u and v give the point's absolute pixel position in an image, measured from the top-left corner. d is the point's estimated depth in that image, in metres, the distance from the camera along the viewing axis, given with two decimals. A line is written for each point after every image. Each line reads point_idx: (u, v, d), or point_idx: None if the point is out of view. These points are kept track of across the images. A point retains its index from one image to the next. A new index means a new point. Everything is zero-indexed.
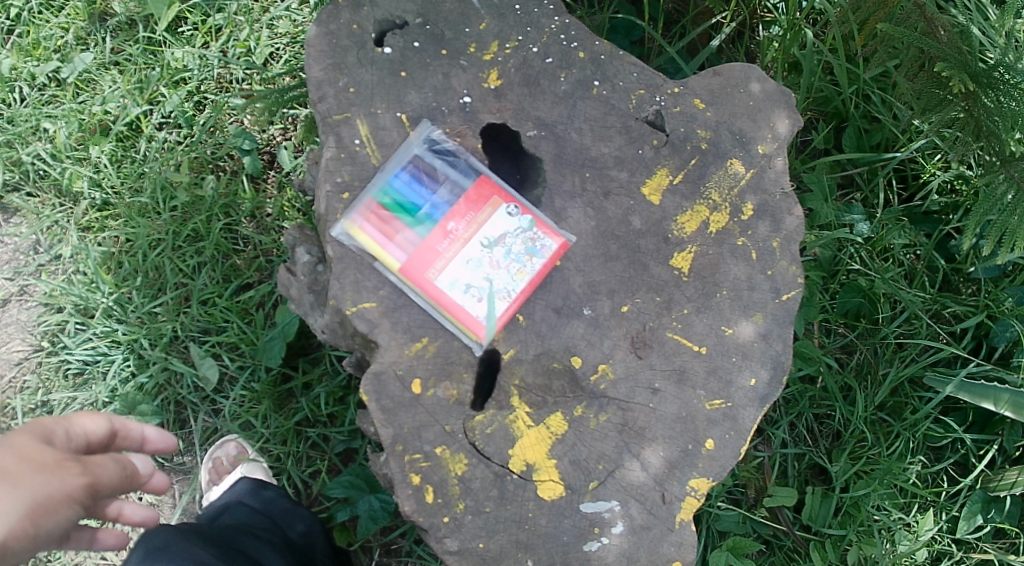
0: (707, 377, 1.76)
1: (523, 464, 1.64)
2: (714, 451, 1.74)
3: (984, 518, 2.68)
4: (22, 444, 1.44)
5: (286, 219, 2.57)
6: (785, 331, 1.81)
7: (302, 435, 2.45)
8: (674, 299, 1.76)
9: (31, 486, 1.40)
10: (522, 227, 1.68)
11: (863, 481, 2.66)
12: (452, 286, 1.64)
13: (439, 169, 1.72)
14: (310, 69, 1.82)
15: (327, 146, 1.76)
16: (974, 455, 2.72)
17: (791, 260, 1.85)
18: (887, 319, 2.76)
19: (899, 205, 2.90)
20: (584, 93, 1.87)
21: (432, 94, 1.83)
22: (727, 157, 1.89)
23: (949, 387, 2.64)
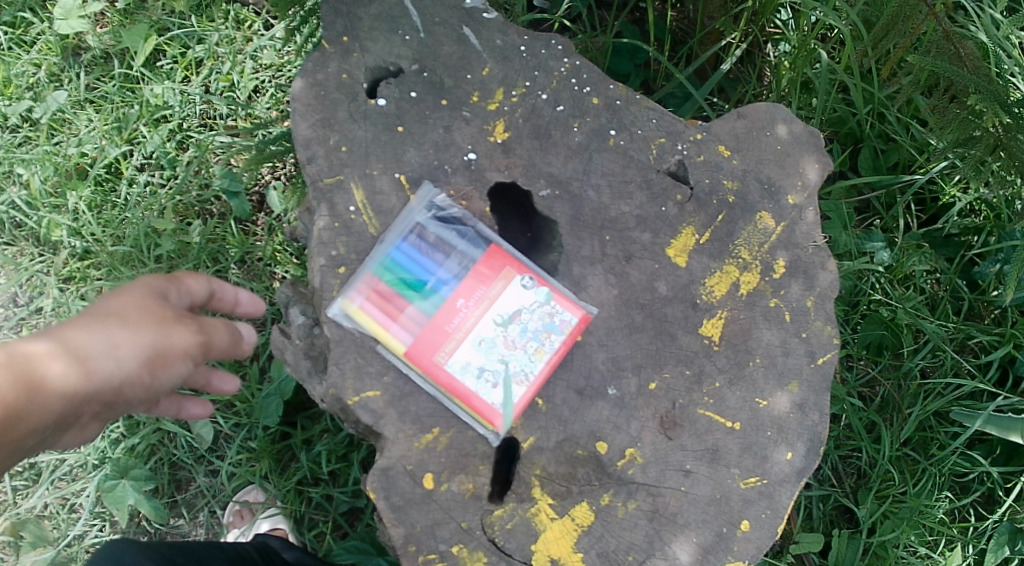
0: (741, 455, 1.63)
1: (547, 560, 1.51)
2: (749, 532, 1.61)
3: (1012, 551, 2.42)
4: (142, 299, 1.58)
5: (278, 264, 2.37)
6: (823, 399, 1.68)
7: (303, 495, 2.30)
8: (705, 372, 1.63)
9: (151, 338, 1.54)
10: (539, 301, 1.56)
11: (890, 522, 2.44)
12: (463, 370, 1.52)
13: (446, 238, 1.60)
14: (297, 126, 1.67)
15: (320, 216, 1.62)
16: (1001, 487, 2.48)
17: (826, 321, 1.70)
18: (911, 350, 2.52)
19: (918, 230, 2.64)
20: (600, 145, 1.73)
21: (433, 151, 1.69)
22: (756, 210, 1.74)
23: (978, 420, 2.37)
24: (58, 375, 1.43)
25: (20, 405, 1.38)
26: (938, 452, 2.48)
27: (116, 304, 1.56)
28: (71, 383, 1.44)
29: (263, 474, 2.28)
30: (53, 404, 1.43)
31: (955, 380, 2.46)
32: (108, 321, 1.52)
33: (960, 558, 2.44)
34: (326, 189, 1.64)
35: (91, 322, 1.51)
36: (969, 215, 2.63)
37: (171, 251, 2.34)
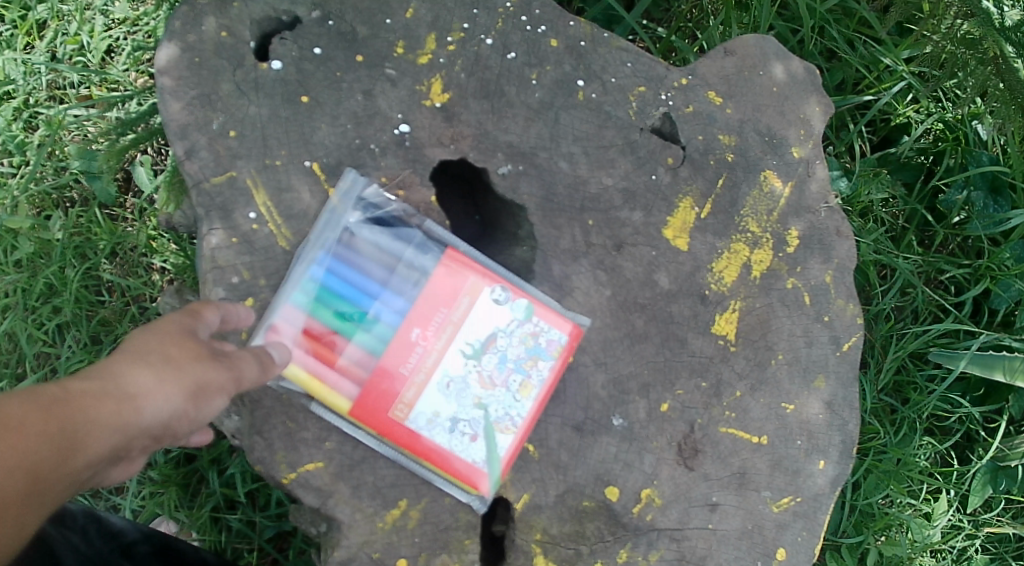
0: (772, 474, 1.34)
1: None
2: (786, 562, 1.33)
3: (995, 491, 1.95)
4: (170, 322, 1.10)
5: (155, 254, 1.86)
6: (854, 394, 1.38)
7: (220, 523, 1.81)
8: (723, 380, 1.33)
9: (191, 375, 1.05)
10: (518, 321, 1.25)
11: (875, 474, 1.90)
12: (431, 423, 1.23)
13: (389, 247, 1.26)
14: (167, 108, 1.29)
15: (211, 229, 1.29)
16: (981, 427, 1.97)
17: (848, 297, 1.40)
18: (878, 288, 1.95)
19: (872, 155, 2.04)
20: (567, 100, 1.36)
21: (351, 125, 1.32)
22: (759, 168, 1.40)
23: (962, 361, 1.87)
24: (90, 427, 0.94)
25: (41, 471, 0.90)
26: (918, 398, 1.93)
27: (142, 330, 1.07)
28: (104, 439, 0.95)
29: (172, 504, 1.79)
30: (78, 469, 0.94)
31: (929, 328, 1.92)
32: (136, 352, 1.03)
33: (947, 507, 1.94)
34: (217, 193, 1.29)
35: (115, 355, 1.03)
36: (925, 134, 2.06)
37: (30, 254, 1.81)
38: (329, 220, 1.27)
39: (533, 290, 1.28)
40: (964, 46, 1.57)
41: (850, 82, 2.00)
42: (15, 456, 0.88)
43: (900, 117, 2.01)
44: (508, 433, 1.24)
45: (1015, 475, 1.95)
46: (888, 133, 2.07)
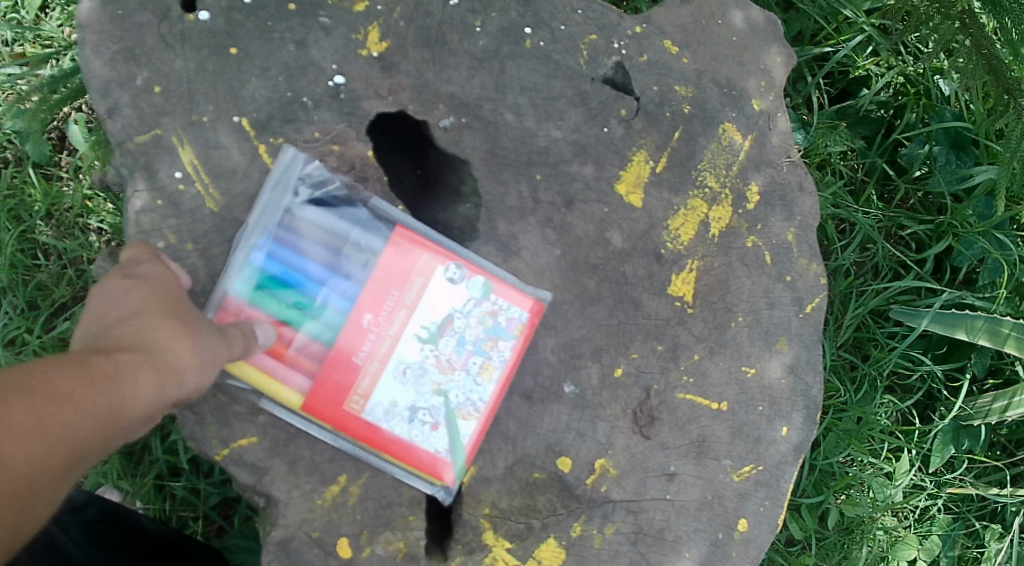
0: (732, 441, 1.27)
1: None
2: (749, 533, 1.27)
3: (958, 451, 1.94)
4: (166, 286, 1.09)
5: (91, 215, 1.75)
6: (818, 357, 1.32)
7: (164, 492, 1.73)
8: (680, 344, 1.26)
9: (207, 345, 1.06)
10: (474, 300, 1.19)
11: (834, 435, 1.89)
12: (389, 413, 1.17)
13: (335, 228, 1.19)
14: (88, 65, 1.19)
15: (134, 191, 1.19)
16: (944, 386, 1.96)
17: (812, 256, 1.33)
18: (837, 242, 1.93)
19: (830, 108, 2.00)
20: (514, 48, 1.26)
21: (283, 78, 1.21)
22: (718, 121, 1.33)
23: (925, 319, 1.85)
24: (126, 402, 0.96)
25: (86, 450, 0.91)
26: (878, 355, 1.92)
27: (144, 294, 1.06)
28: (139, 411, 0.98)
29: (115, 473, 1.71)
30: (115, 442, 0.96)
31: (889, 284, 1.91)
32: (148, 320, 1.03)
33: (908, 466, 1.92)
34: (141, 153, 1.20)
35: (126, 323, 1.02)
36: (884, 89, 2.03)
37: None
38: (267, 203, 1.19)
39: (490, 265, 1.22)
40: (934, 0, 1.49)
41: (808, 33, 1.94)
42: (62, 430, 0.89)
43: (859, 70, 1.98)
44: (472, 420, 1.18)
45: (977, 434, 1.95)
46: (847, 85, 2.03)
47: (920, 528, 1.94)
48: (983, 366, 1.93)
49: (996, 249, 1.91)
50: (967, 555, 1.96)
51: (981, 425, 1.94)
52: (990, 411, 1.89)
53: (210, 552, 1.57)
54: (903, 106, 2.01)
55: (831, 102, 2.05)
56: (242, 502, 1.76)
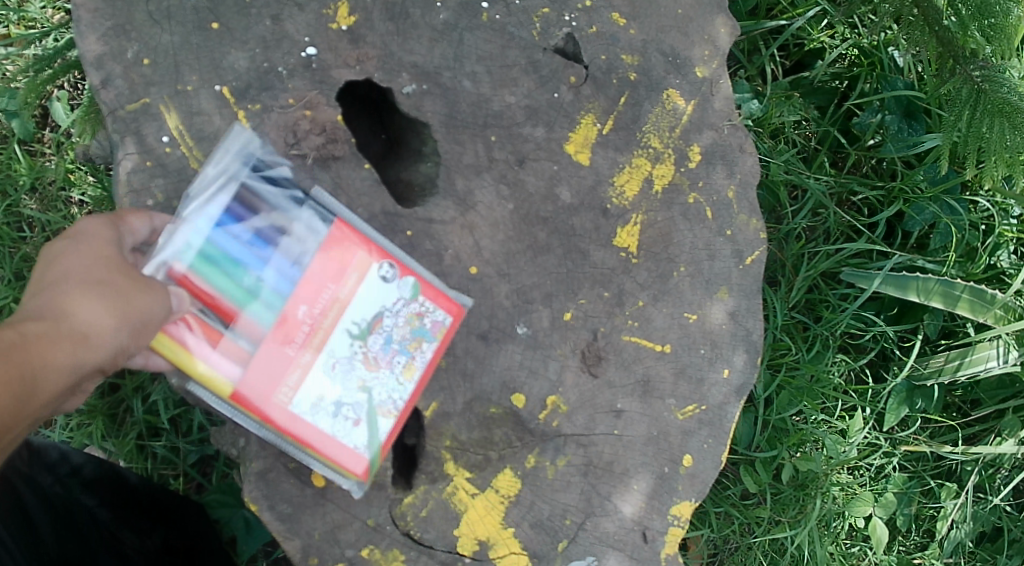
0: (676, 381, 1.39)
1: (475, 543, 1.30)
2: (693, 468, 1.39)
3: (911, 411, 2.08)
4: (104, 244, 1.14)
5: (73, 187, 1.87)
6: (757, 303, 1.44)
7: (146, 451, 1.87)
8: (626, 290, 1.37)
9: (135, 307, 1.10)
10: (404, 300, 1.25)
11: (787, 393, 2.01)
12: (314, 407, 1.21)
13: (281, 207, 1.24)
14: (82, 40, 1.29)
15: (125, 153, 1.29)
16: (896, 346, 2.09)
17: (751, 212, 1.45)
18: (789, 208, 2.04)
19: (786, 78, 2.12)
20: (472, 21, 1.37)
21: (261, 50, 1.32)
22: (662, 87, 1.45)
23: (875, 281, 2.00)
24: (44, 367, 1.01)
25: (11, 415, 0.97)
26: (830, 315, 2.04)
27: (73, 257, 1.11)
28: (59, 373, 1.02)
29: (99, 435, 1.85)
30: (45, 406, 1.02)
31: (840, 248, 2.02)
32: (79, 282, 1.09)
33: (862, 425, 2.05)
34: (131, 119, 1.30)
35: (49, 291, 1.07)
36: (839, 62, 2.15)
37: None
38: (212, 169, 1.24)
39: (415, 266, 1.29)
40: None
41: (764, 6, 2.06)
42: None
43: (814, 42, 2.10)
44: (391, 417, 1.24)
45: (930, 395, 2.08)
46: (801, 58, 2.15)
47: (877, 486, 2.07)
48: (934, 329, 2.05)
49: (945, 216, 2.04)
50: (924, 513, 2.10)
51: (934, 385, 2.07)
52: (941, 371, 2.04)
53: (197, 510, 1.67)
54: (857, 77, 2.13)
55: (786, 72, 2.17)
56: (219, 459, 1.88)
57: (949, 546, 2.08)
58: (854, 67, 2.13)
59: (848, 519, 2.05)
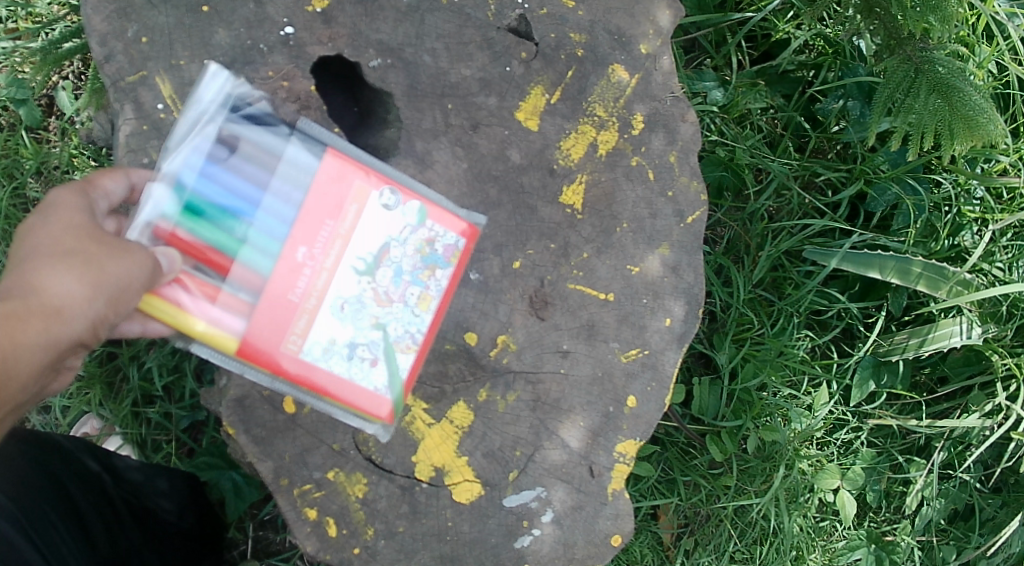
0: (619, 326, 1.53)
1: (431, 470, 1.45)
2: (637, 408, 1.53)
3: (878, 386, 2.22)
4: (75, 215, 1.28)
5: (75, 169, 2.16)
6: (696, 258, 1.58)
7: (140, 417, 2.19)
8: (571, 243, 1.52)
9: (104, 267, 1.22)
10: (411, 227, 1.40)
11: (751, 366, 2.16)
12: (327, 351, 1.35)
13: (270, 150, 1.37)
14: (89, 20, 1.46)
15: (124, 119, 1.46)
16: (860, 323, 2.23)
17: (691, 175, 1.59)
18: (753, 189, 2.20)
19: (752, 68, 2.28)
20: (432, 4, 1.52)
21: (245, 29, 1.48)
22: (608, 63, 1.59)
23: (835, 258, 2.14)
24: (20, 342, 1.14)
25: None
26: (793, 293, 2.19)
27: (48, 232, 1.24)
28: (35, 345, 1.16)
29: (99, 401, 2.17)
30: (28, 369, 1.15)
31: (803, 227, 2.17)
32: (52, 255, 1.21)
33: (829, 399, 2.19)
34: (131, 90, 1.46)
35: (27, 264, 1.20)
36: (805, 51, 2.29)
37: None
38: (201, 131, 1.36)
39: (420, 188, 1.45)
40: None
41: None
42: None
43: (779, 33, 2.25)
44: (409, 353, 1.40)
45: (896, 370, 2.22)
46: (769, 48, 2.30)
47: (844, 461, 2.21)
48: (899, 306, 2.19)
49: (905, 195, 2.18)
50: (893, 490, 2.25)
51: (899, 361, 2.22)
52: (905, 346, 2.19)
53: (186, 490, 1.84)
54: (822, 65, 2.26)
55: (754, 61, 2.33)
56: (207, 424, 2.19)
57: (922, 523, 2.22)
58: (818, 57, 2.28)
59: (818, 493, 2.19)
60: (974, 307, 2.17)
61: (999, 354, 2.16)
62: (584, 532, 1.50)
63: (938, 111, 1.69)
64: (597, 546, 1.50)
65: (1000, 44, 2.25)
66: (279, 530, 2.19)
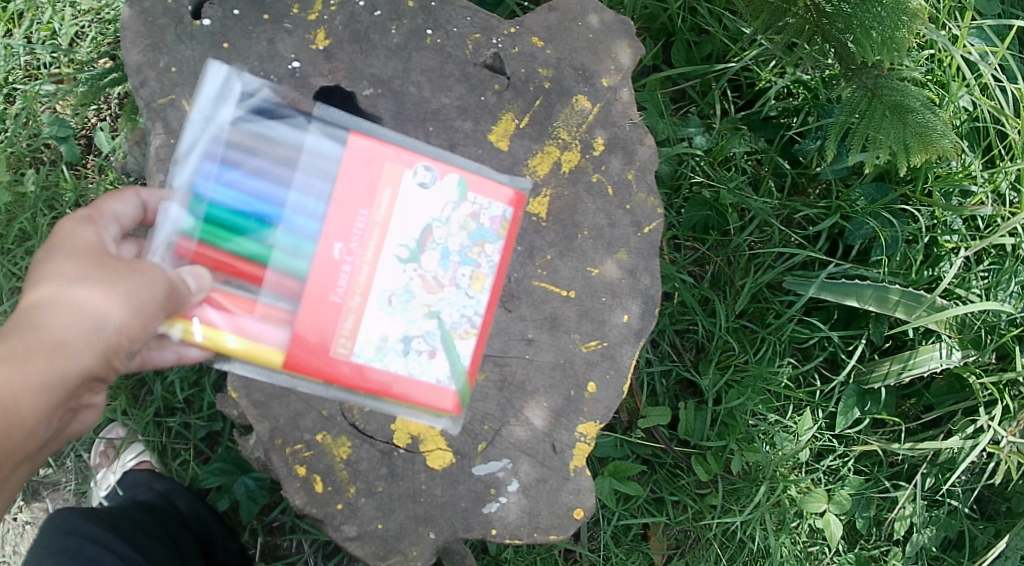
0: (580, 320, 1.87)
1: (408, 438, 1.83)
2: (596, 393, 1.87)
3: (861, 411, 2.86)
4: (89, 247, 1.63)
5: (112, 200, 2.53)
6: (651, 263, 1.89)
7: (162, 427, 2.53)
8: (536, 247, 1.86)
9: (94, 307, 1.54)
10: (457, 202, 1.76)
11: (735, 391, 2.80)
12: (382, 348, 1.73)
13: (289, 154, 1.73)
14: (128, 52, 1.80)
15: (156, 135, 1.80)
16: (843, 351, 2.87)
17: (647, 192, 1.90)
18: (738, 227, 2.83)
19: (737, 114, 2.93)
20: (418, 44, 1.84)
21: (259, 63, 1.82)
22: (572, 94, 1.89)
23: (813, 288, 2.76)
24: (47, 364, 1.52)
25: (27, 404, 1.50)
26: (777, 322, 2.82)
27: (69, 261, 1.59)
28: (61, 364, 1.53)
29: (123, 410, 2.52)
30: (42, 406, 1.52)
31: (788, 257, 2.77)
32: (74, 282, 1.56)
33: (812, 424, 2.83)
34: (162, 110, 1.81)
35: (53, 290, 1.55)
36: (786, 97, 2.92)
37: (8, 203, 2.49)
38: (211, 137, 1.73)
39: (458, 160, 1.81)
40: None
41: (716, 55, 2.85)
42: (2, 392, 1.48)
43: (763, 83, 2.88)
44: (468, 337, 1.77)
45: (877, 399, 2.86)
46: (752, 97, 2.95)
47: (833, 485, 2.86)
48: (879, 335, 2.82)
49: (877, 226, 2.82)
50: (882, 515, 2.89)
51: (881, 389, 2.85)
52: (886, 374, 2.83)
53: (225, 536, 2.42)
54: (803, 110, 2.89)
55: (739, 108, 2.98)
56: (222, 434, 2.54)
57: (915, 547, 2.84)
58: (793, 105, 2.90)
59: (807, 520, 2.83)
60: (953, 334, 2.79)
61: (975, 375, 2.79)
62: (548, 503, 1.86)
63: (890, 130, 2.09)
64: (561, 515, 1.86)
65: (967, 80, 2.78)
66: (286, 535, 2.57)
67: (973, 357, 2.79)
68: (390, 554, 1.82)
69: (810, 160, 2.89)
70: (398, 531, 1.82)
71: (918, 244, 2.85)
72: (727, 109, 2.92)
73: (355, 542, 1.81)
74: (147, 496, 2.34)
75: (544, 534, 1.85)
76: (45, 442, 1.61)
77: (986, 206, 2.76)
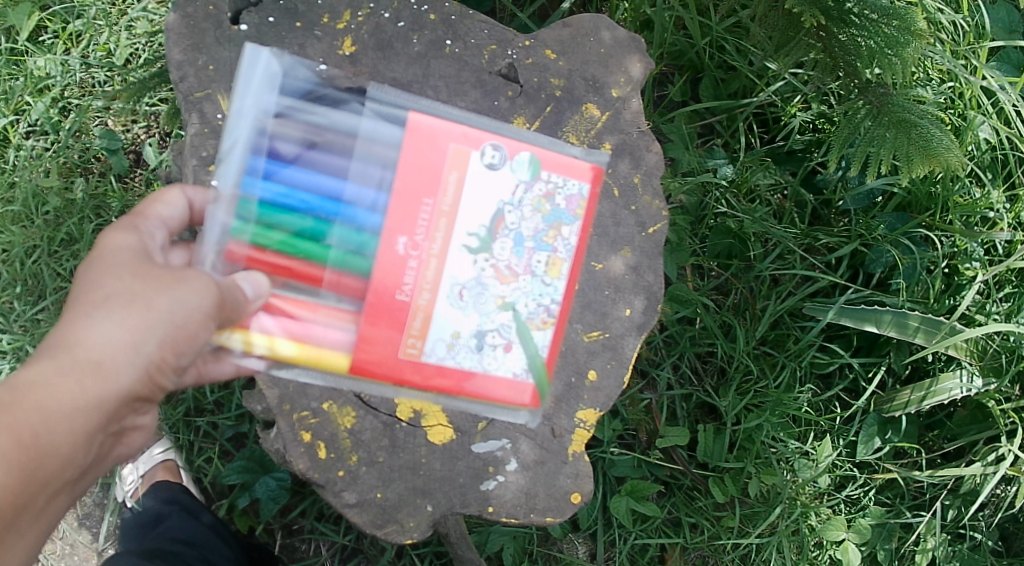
0: (583, 312, 2.10)
1: (410, 412, 2.03)
2: (597, 381, 2.10)
3: (882, 440, 2.84)
4: (128, 261, 1.70)
5: None
6: (653, 261, 2.13)
7: (191, 426, 2.65)
8: None
9: (127, 329, 1.62)
10: (528, 184, 1.92)
11: (754, 413, 2.80)
12: (458, 344, 1.89)
13: (342, 149, 1.91)
14: (170, 51, 2.02)
15: (191, 123, 2.01)
16: (864, 378, 2.86)
17: (652, 195, 2.14)
18: (761, 256, 2.85)
19: (761, 148, 2.97)
20: (438, 53, 2.07)
21: None
22: (582, 102, 2.13)
23: (831, 312, 2.76)
24: (81, 385, 1.59)
25: (63, 427, 1.58)
26: (797, 348, 2.83)
27: (107, 277, 1.66)
28: (95, 386, 1.60)
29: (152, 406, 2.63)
30: (80, 428, 1.60)
31: (808, 287, 2.79)
32: (112, 302, 1.63)
33: (831, 451, 2.81)
34: (198, 101, 2.02)
35: (90, 309, 1.62)
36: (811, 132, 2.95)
37: (58, 207, 2.67)
38: (255, 131, 1.86)
39: (529, 136, 2.02)
40: (794, 29, 2.24)
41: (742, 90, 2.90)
42: (38, 414, 1.56)
43: (789, 116, 2.90)
44: (547, 327, 1.95)
45: (898, 427, 2.85)
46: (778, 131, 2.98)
47: (853, 516, 2.84)
48: (899, 363, 2.81)
49: (898, 253, 2.82)
50: (905, 548, 2.82)
51: (903, 417, 2.82)
52: (907, 402, 2.78)
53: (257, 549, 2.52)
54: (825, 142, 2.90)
55: (764, 142, 3.00)
56: (248, 436, 2.66)
57: None
58: (817, 138, 2.94)
59: (827, 551, 2.81)
60: (974, 361, 2.74)
61: (995, 402, 2.74)
62: (546, 485, 2.07)
63: (894, 145, 2.15)
64: (559, 497, 2.07)
65: (990, 111, 2.79)
66: (304, 537, 2.64)
67: (994, 385, 2.73)
68: (387, 523, 2.01)
69: (832, 190, 2.93)
70: (396, 501, 2.02)
71: (937, 270, 2.84)
72: (753, 142, 2.95)
73: (355, 508, 1.99)
74: (180, 520, 2.38)
75: (541, 515, 2.06)
76: (90, 463, 1.69)
77: (1004, 232, 2.75)
